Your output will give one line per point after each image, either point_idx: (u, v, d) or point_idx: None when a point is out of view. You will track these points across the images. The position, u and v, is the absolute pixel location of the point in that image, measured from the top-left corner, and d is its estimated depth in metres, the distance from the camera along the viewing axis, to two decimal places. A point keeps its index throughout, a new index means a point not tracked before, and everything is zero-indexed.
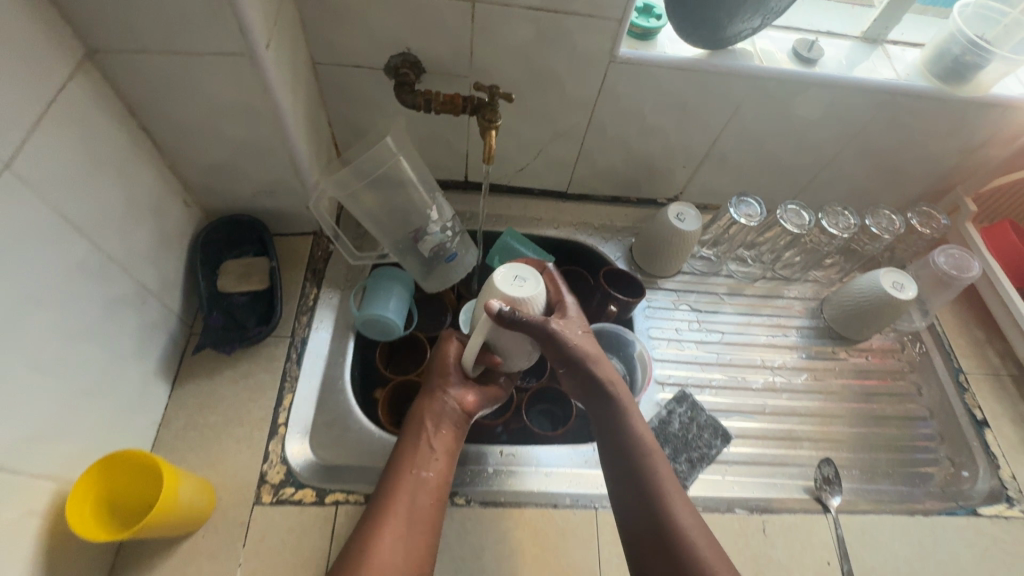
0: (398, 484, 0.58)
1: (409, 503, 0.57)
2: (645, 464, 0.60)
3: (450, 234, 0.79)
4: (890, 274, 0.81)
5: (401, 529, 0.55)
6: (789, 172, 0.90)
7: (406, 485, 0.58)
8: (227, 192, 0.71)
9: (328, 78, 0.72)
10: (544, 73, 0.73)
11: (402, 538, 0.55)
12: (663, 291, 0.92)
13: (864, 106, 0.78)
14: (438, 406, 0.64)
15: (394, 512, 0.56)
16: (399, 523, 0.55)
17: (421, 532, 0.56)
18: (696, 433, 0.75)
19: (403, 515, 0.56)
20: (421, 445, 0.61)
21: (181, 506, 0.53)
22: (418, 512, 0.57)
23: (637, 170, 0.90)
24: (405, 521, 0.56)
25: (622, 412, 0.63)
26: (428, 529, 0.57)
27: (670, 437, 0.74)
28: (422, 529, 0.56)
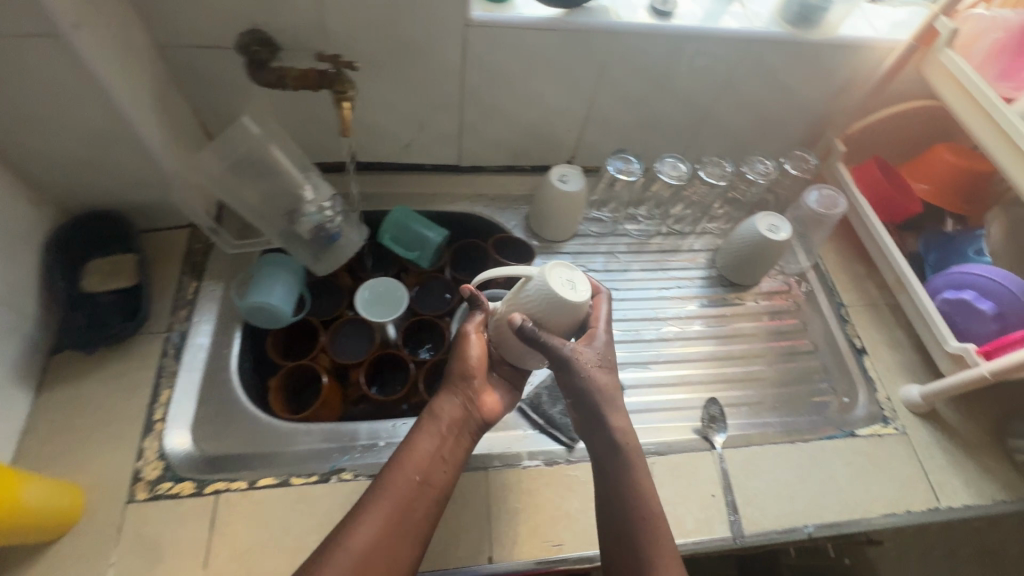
0: (393, 481, 0.56)
1: (398, 500, 0.55)
2: (647, 512, 0.57)
3: (330, 214, 0.77)
4: (767, 218, 0.85)
5: (383, 525, 0.53)
6: (672, 128, 0.92)
7: (401, 482, 0.56)
8: (81, 187, 0.68)
9: (180, 61, 0.70)
10: (404, 42, 0.72)
11: (382, 535, 0.53)
12: (561, 255, 0.94)
13: (726, 55, 0.80)
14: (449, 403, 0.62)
15: (381, 509, 0.54)
16: (383, 520, 0.54)
17: (403, 535, 0.54)
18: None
19: (387, 512, 0.54)
20: (427, 441, 0.59)
21: (32, 510, 0.51)
22: (404, 510, 0.55)
23: (525, 137, 0.91)
24: (391, 517, 0.54)
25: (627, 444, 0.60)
26: (412, 529, 0.54)
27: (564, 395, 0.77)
28: (407, 531, 0.54)
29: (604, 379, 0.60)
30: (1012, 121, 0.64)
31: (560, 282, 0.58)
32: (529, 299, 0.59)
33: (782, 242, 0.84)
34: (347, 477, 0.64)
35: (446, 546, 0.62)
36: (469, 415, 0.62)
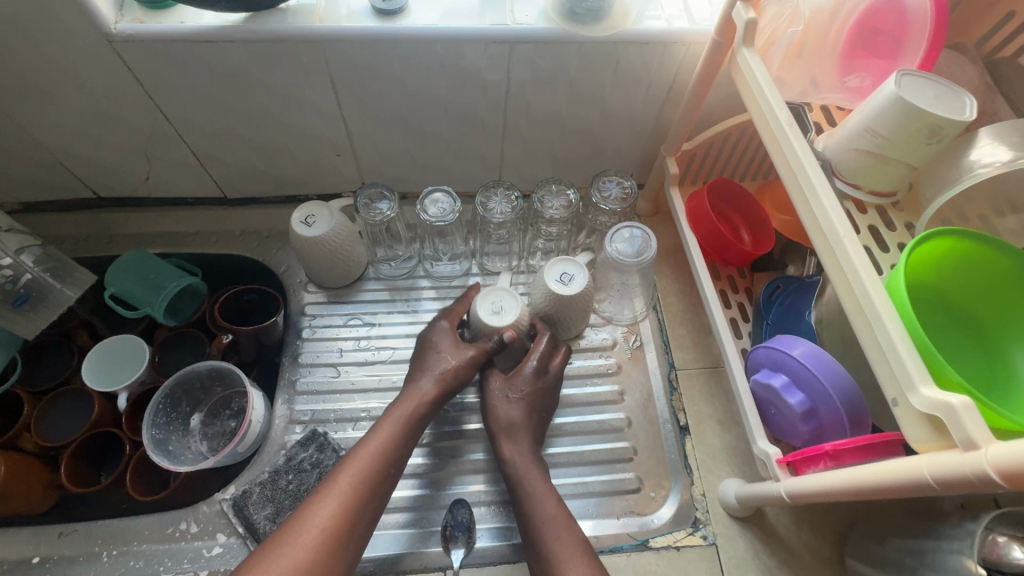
0: (373, 458, 0.54)
1: (372, 482, 0.52)
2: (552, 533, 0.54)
3: (9, 272, 0.65)
4: (559, 263, 0.67)
5: (345, 502, 0.50)
6: (468, 149, 0.75)
7: (380, 463, 0.54)
8: None
9: None
10: (49, 67, 0.58)
11: (346, 513, 0.50)
12: (342, 304, 0.78)
13: (488, 64, 0.63)
14: (417, 392, 0.60)
15: (347, 484, 0.51)
16: (344, 495, 0.50)
17: (361, 516, 0.50)
18: (316, 483, 0.63)
19: (358, 490, 0.51)
20: (399, 422, 0.57)
21: None
22: (371, 490, 0.52)
23: (287, 166, 0.75)
24: (355, 493, 0.51)
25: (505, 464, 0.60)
26: (360, 515, 0.50)
27: (282, 488, 0.63)
28: (363, 513, 0.51)
29: (514, 421, 0.62)
30: (799, 158, 0.45)
31: (488, 307, 0.65)
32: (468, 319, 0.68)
33: (575, 296, 0.66)
34: None
35: None
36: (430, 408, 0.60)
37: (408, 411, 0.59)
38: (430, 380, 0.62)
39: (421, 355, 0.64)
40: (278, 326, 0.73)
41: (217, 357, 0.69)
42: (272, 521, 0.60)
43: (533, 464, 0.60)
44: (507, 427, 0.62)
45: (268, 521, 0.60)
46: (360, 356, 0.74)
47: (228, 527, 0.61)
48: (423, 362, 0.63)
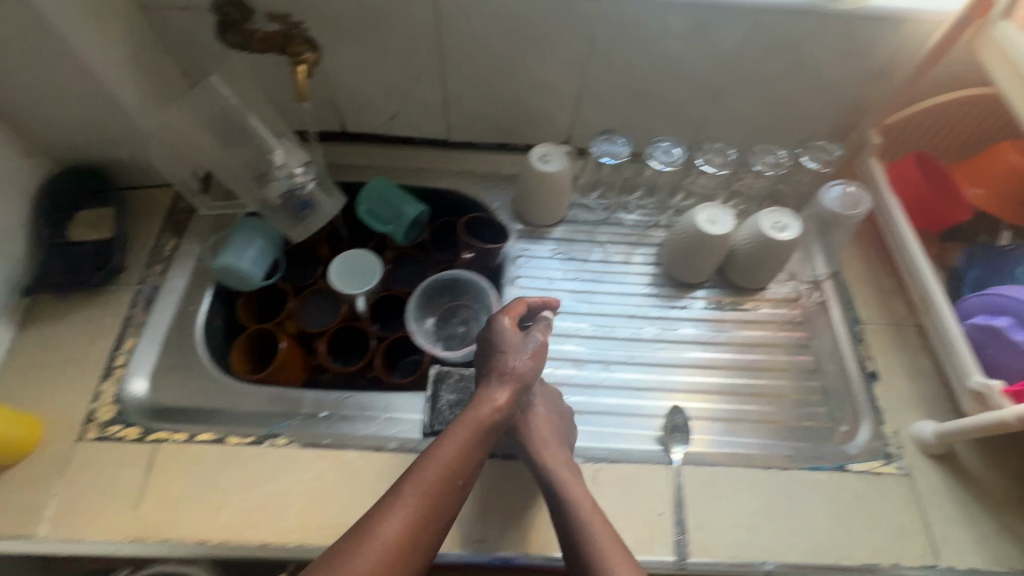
0: (438, 472, 0.54)
1: (438, 497, 0.52)
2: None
3: (301, 180, 0.76)
4: (774, 213, 0.75)
5: (411, 519, 0.50)
6: (679, 111, 0.84)
7: (444, 477, 0.54)
8: (72, 142, 0.72)
9: (155, 22, 0.69)
10: (375, 8, 0.69)
11: (411, 532, 0.49)
12: (546, 240, 0.87)
13: (733, 30, 0.71)
14: (488, 406, 0.59)
15: (416, 499, 0.51)
16: (412, 512, 0.50)
17: (422, 535, 0.50)
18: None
19: (423, 507, 0.51)
20: (466, 436, 0.57)
21: None
22: (433, 507, 0.52)
23: (516, 116, 0.86)
24: (420, 510, 0.51)
25: (550, 491, 0.59)
26: (423, 534, 0.50)
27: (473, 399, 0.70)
28: (424, 532, 0.50)
29: (560, 456, 0.61)
30: None
31: (705, 216, 0.75)
32: (684, 232, 0.78)
33: (787, 242, 0.73)
34: (280, 443, 0.65)
35: None
36: (497, 422, 0.60)
37: (473, 428, 0.58)
38: (501, 393, 0.61)
39: (489, 357, 0.64)
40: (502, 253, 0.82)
41: (460, 269, 0.79)
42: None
43: (581, 485, 0.59)
44: (541, 456, 0.61)
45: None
46: (569, 285, 0.83)
47: None
48: (496, 364, 0.62)
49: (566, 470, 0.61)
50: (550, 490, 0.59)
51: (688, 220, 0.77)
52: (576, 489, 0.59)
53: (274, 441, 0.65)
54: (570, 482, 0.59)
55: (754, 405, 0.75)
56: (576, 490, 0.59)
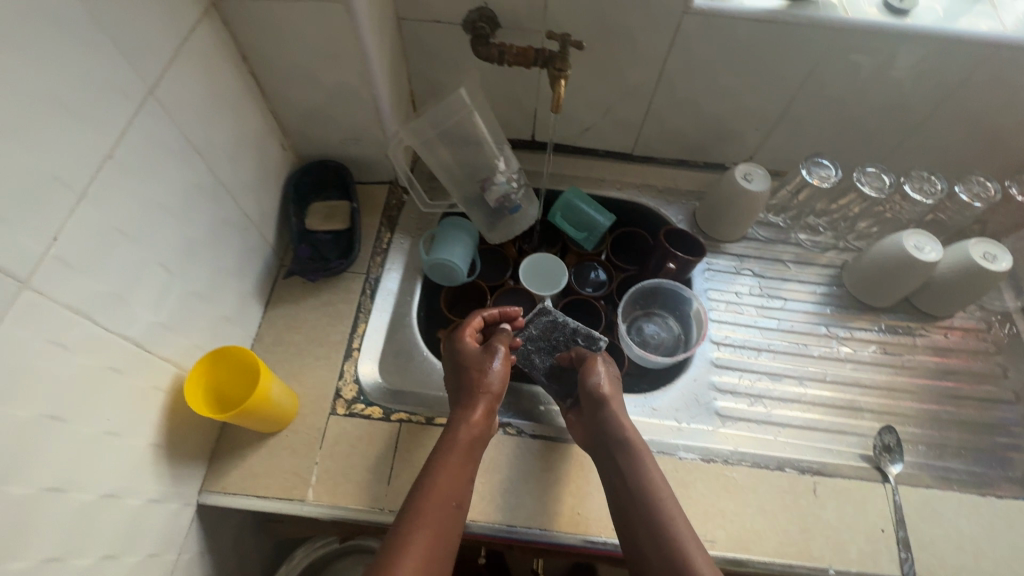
0: (431, 501, 0.56)
1: (441, 525, 0.55)
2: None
3: (515, 186, 0.83)
4: (981, 244, 0.76)
5: (425, 553, 0.53)
6: (873, 137, 0.86)
7: (441, 504, 0.56)
8: (319, 138, 0.78)
9: (410, 32, 0.77)
10: (614, 27, 0.74)
11: (431, 563, 0.53)
12: (726, 255, 0.90)
13: (959, 63, 0.73)
14: (462, 428, 0.63)
15: (422, 537, 0.53)
16: (426, 546, 0.53)
17: (441, 564, 0.53)
18: (571, 338, 0.76)
19: (433, 539, 0.54)
20: (454, 460, 0.60)
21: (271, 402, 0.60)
22: (447, 535, 0.55)
23: (706, 133, 0.89)
24: (432, 543, 0.54)
25: (615, 465, 0.63)
26: (442, 562, 0.54)
27: (555, 344, 0.77)
28: (442, 560, 0.54)
29: (624, 420, 0.65)
30: None
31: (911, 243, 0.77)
32: (885, 256, 0.80)
33: (1000, 273, 0.74)
34: (512, 433, 0.69)
35: (600, 515, 0.64)
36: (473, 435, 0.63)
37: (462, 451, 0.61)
38: (478, 410, 0.64)
39: (464, 374, 0.67)
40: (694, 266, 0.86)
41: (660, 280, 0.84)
42: (549, 376, 0.75)
43: (652, 457, 0.63)
44: (618, 428, 0.64)
45: (550, 371, 0.75)
46: (757, 301, 0.85)
47: (683, 413, 0.74)
48: (467, 381, 0.67)
49: (631, 444, 0.64)
50: (622, 460, 0.62)
51: (894, 244, 0.78)
52: (639, 465, 0.62)
53: (505, 430, 0.69)
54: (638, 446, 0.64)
55: (954, 433, 0.75)
56: (644, 463, 0.62)
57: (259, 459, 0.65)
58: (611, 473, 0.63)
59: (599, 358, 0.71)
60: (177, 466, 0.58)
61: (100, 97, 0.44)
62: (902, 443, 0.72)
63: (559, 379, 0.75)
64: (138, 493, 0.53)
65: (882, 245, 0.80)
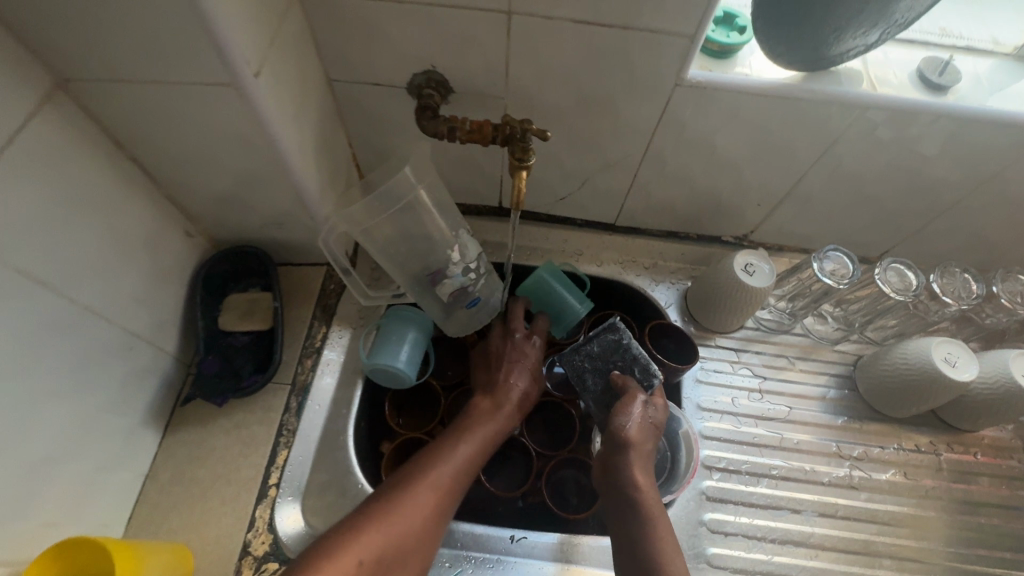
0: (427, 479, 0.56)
1: (428, 507, 0.54)
2: None
3: (473, 276, 0.70)
4: (1022, 359, 0.64)
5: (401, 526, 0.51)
6: (894, 218, 0.73)
7: (432, 484, 0.56)
8: (233, 223, 0.64)
9: (346, 96, 0.64)
10: (592, 97, 0.61)
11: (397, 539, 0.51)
12: (720, 348, 0.77)
13: (1004, 148, 0.61)
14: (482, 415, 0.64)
15: (407, 508, 0.53)
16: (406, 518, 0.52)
17: (409, 544, 0.51)
18: (629, 366, 0.65)
19: (416, 515, 0.53)
20: (465, 449, 0.60)
21: None
22: (426, 522, 0.54)
23: (701, 207, 0.77)
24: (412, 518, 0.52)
25: (627, 523, 0.55)
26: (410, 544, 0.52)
27: (610, 366, 0.66)
28: (411, 541, 0.52)
29: (641, 475, 0.57)
30: None
31: (941, 354, 0.65)
32: (909, 368, 0.67)
33: None
34: None
35: None
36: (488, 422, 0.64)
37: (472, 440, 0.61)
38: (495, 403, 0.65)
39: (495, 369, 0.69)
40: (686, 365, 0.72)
41: None
42: (597, 401, 0.65)
43: (666, 518, 0.55)
44: (634, 481, 0.56)
45: (599, 395, 0.65)
46: (756, 410, 0.73)
47: None
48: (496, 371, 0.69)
49: (647, 502, 0.55)
50: (634, 521, 0.55)
51: (919, 356, 0.66)
52: (653, 522, 0.54)
53: None
54: (654, 511, 0.55)
55: None
56: (657, 522, 0.54)
57: None
58: (620, 517, 0.56)
59: (639, 396, 0.61)
60: None
61: None
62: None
63: (607, 406, 0.64)
64: None
65: (905, 350, 0.68)
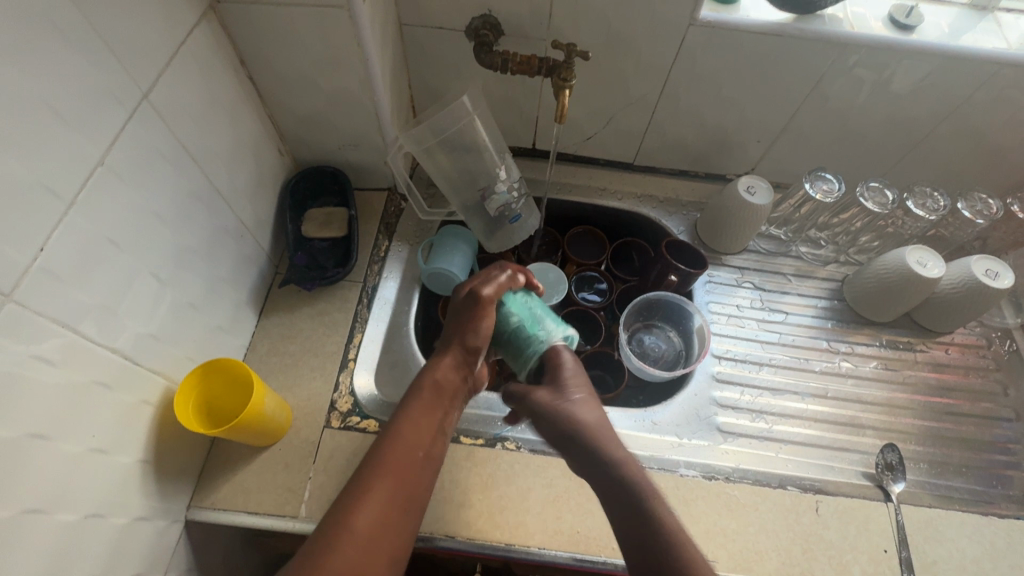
0: (398, 453, 0.52)
1: (407, 478, 0.51)
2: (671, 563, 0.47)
3: (515, 195, 0.82)
4: (983, 261, 0.76)
5: (383, 508, 0.48)
6: (876, 151, 0.86)
7: (406, 454, 0.52)
8: (317, 143, 0.76)
9: (412, 38, 0.76)
10: (620, 37, 0.73)
11: (384, 525, 0.48)
12: (728, 268, 0.89)
13: (965, 81, 0.73)
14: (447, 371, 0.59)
15: (384, 487, 0.49)
16: (384, 500, 0.48)
17: (397, 526, 0.48)
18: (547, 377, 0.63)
19: (395, 489, 0.50)
20: (424, 414, 0.56)
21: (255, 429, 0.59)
22: (406, 499, 0.50)
23: (710, 144, 0.89)
24: (392, 498, 0.49)
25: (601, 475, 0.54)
26: (400, 525, 0.49)
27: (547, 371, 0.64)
28: (398, 522, 0.49)
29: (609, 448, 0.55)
30: None
31: (914, 259, 0.76)
32: (887, 272, 0.78)
33: (1003, 290, 0.74)
34: (511, 447, 0.68)
35: (601, 533, 0.62)
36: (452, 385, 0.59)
37: (435, 410, 0.56)
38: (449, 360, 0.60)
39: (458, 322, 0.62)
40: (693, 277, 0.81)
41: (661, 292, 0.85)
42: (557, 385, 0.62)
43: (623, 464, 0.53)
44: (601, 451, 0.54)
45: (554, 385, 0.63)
46: (758, 315, 0.84)
47: (684, 428, 0.73)
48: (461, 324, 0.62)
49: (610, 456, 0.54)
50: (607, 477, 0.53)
51: (897, 260, 0.77)
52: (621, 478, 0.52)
53: (504, 444, 0.68)
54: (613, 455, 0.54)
55: (955, 450, 0.75)
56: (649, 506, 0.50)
57: (251, 474, 0.63)
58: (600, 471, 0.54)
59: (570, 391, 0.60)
60: (167, 482, 0.57)
61: (91, 107, 0.43)
62: (904, 461, 0.73)
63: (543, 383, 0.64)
64: (124, 512, 0.51)
65: (885, 259, 0.79)
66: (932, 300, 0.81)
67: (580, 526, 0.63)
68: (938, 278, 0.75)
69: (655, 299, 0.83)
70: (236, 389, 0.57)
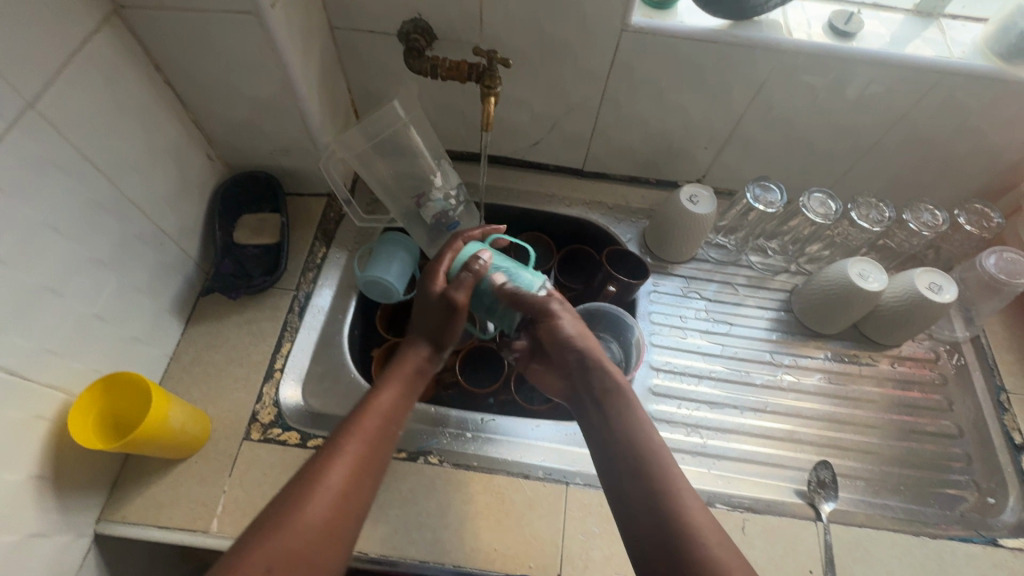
0: (373, 420, 0.53)
1: (379, 448, 0.52)
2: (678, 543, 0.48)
3: (453, 202, 0.81)
4: (928, 274, 0.74)
5: (355, 471, 0.49)
6: (824, 160, 0.84)
7: (379, 424, 0.53)
8: (248, 149, 0.75)
9: (344, 42, 0.75)
10: (553, 42, 0.71)
11: (355, 484, 0.49)
12: (675, 277, 0.88)
13: (908, 91, 0.71)
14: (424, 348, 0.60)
15: (354, 451, 0.50)
16: (355, 463, 0.50)
17: (366, 487, 0.50)
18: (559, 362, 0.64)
19: (366, 457, 0.51)
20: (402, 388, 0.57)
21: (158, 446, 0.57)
22: (377, 461, 0.51)
23: (657, 151, 0.87)
24: (363, 459, 0.50)
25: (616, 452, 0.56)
26: (368, 484, 0.50)
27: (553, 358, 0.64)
28: (368, 485, 0.50)
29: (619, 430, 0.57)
30: None
31: (856, 270, 0.74)
32: (830, 283, 0.77)
33: (945, 304, 0.72)
34: (433, 461, 0.66)
35: (517, 551, 0.61)
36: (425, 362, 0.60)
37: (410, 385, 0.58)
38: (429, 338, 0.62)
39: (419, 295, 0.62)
40: (634, 287, 0.80)
41: (602, 302, 0.82)
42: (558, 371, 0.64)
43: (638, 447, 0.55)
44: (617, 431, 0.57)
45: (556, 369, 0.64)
46: (702, 325, 0.83)
47: None
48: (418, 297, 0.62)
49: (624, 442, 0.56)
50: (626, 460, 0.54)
51: (839, 271, 0.76)
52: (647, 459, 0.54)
53: (427, 458, 0.67)
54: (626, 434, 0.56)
55: (895, 468, 0.73)
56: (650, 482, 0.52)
57: (165, 487, 0.62)
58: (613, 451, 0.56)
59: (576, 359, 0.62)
60: (69, 497, 0.56)
61: None
62: (839, 478, 0.71)
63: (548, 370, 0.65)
64: (14, 529, 0.50)
65: (829, 270, 0.78)
66: (877, 313, 0.79)
67: (497, 543, 0.61)
68: (878, 293, 0.73)
69: (592, 310, 0.80)
70: (142, 403, 0.56)
